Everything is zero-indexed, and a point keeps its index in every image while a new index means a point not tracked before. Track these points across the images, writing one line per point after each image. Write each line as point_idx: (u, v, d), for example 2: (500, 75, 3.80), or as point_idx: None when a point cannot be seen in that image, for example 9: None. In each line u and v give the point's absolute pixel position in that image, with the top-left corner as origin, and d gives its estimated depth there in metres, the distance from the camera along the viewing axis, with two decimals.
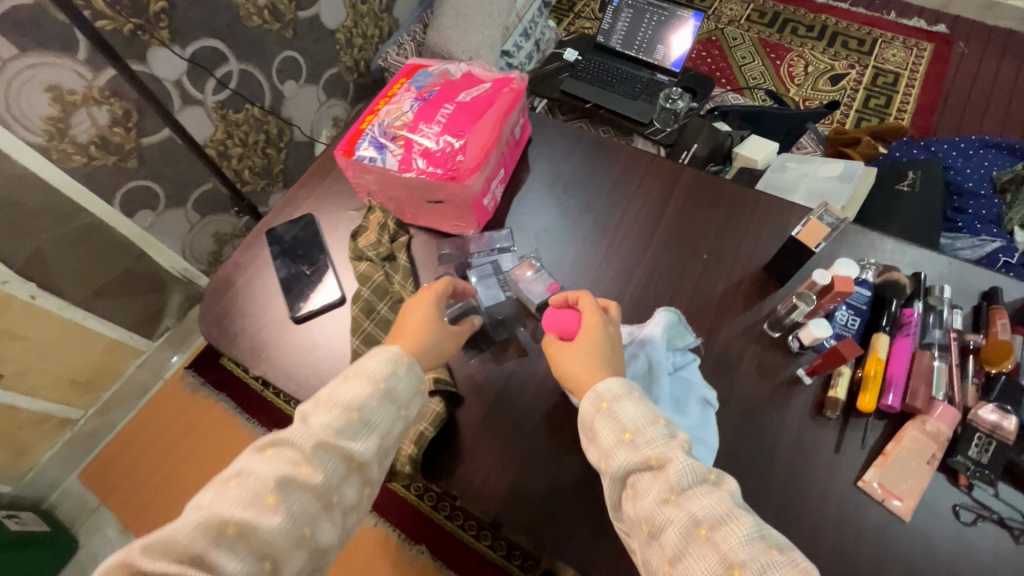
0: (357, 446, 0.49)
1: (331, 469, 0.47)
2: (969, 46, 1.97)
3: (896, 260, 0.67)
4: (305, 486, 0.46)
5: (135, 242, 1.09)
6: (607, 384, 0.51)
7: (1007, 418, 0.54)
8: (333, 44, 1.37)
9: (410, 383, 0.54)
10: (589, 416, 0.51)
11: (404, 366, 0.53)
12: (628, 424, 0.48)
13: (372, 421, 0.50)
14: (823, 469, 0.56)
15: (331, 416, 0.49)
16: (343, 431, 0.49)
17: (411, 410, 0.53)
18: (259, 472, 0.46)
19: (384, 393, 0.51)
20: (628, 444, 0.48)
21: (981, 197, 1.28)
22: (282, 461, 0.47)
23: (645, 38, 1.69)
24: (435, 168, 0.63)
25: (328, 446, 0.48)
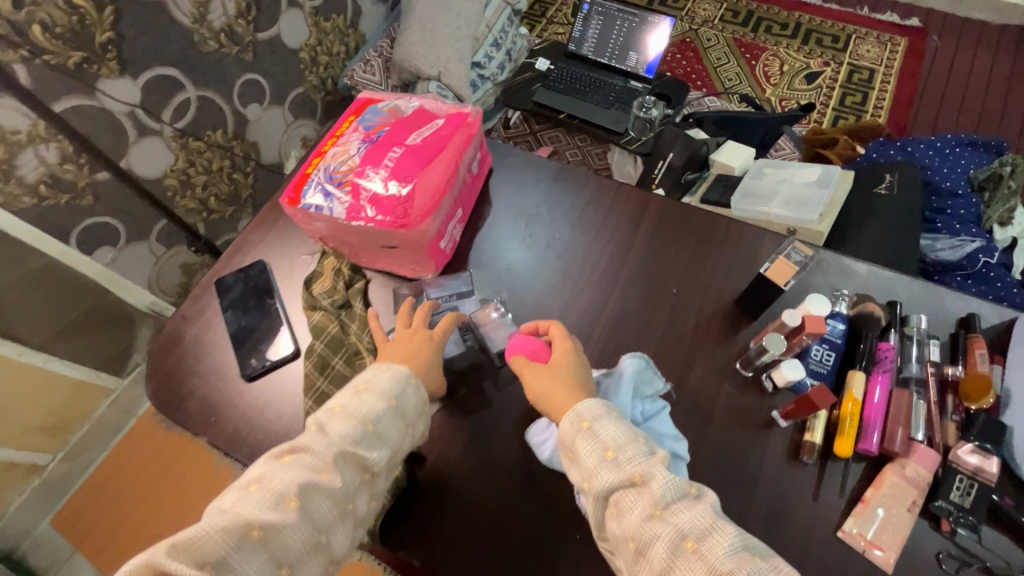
0: (372, 456, 0.51)
1: (347, 479, 0.49)
2: (942, 38, 1.96)
3: (871, 287, 0.65)
4: (325, 491, 0.47)
5: (97, 280, 1.04)
6: (585, 404, 0.50)
7: (988, 458, 0.52)
8: (297, 63, 1.33)
9: (417, 401, 0.56)
10: (568, 435, 0.50)
11: (413, 386, 0.56)
12: (610, 441, 0.48)
13: (385, 434, 0.52)
14: (803, 518, 0.54)
15: (347, 428, 0.51)
16: (360, 441, 0.51)
17: (418, 428, 0.55)
18: (280, 476, 0.47)
19: (396, 409, 0.54)
20: (610, 464, 0.47)
21: (959, 197, 1.25)
22: (303, 467, 0.48)
23: (617, 44, 1.67)
24: (384, 216, 0.60)
25: (347, 455, 0.50)
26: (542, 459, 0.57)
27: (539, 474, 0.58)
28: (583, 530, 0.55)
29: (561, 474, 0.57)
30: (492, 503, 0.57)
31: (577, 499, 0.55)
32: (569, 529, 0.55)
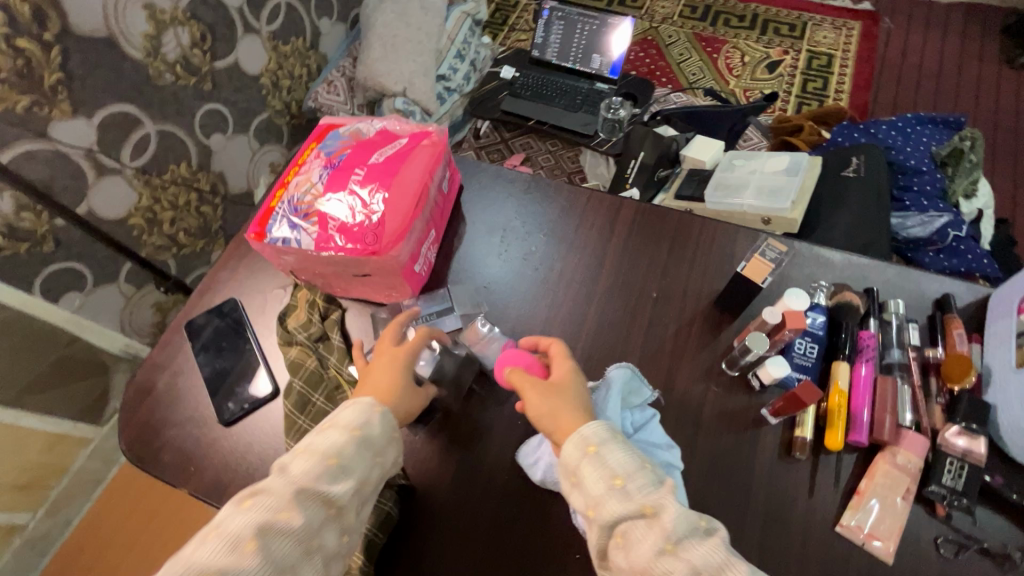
0: (336, 490, 0.47)
1: (309, 516, 0.45)
2: (894, 20, 2.01)
3: (847, 276, 0.65)
4: (284, 532, 0.43)
5: (65, 327, 1.01)
6: (592, 427, 0.48)
7: (976, 439, 0.52)
8: (258, 89, 1.30)
9: (384, 430, 0.52)
10: (573, 460, 0.47)
11: (378, 414, 0.52)
12: (619, 468, 0.45)
13: (350, 466, 0.49)
14: (801, 517, 0.53)
15: (309, 463, 0.48)
16: (321, 476, 0.47)
17: (389, 455, 0.52)
18: (238, 521, 0.43)
19: (360, 439, 0.50)
20: (619, 493, 0.44)
21: (924, 173, 1.28)
22: (261, 509, 0.44)
23: (580, 47, 1.68)
24: (354, 244, 0.59)
25: (308, 492, 0.46)
26: (535, 480, 0.55)
27: (534, 496, 0.56)
28: (582, 549, 0.54)
29: (556, 493, 0.56)
30: (487, 531, 0.55)
31: (574, 517, 0.54)
32: (569, 550, 0.54)
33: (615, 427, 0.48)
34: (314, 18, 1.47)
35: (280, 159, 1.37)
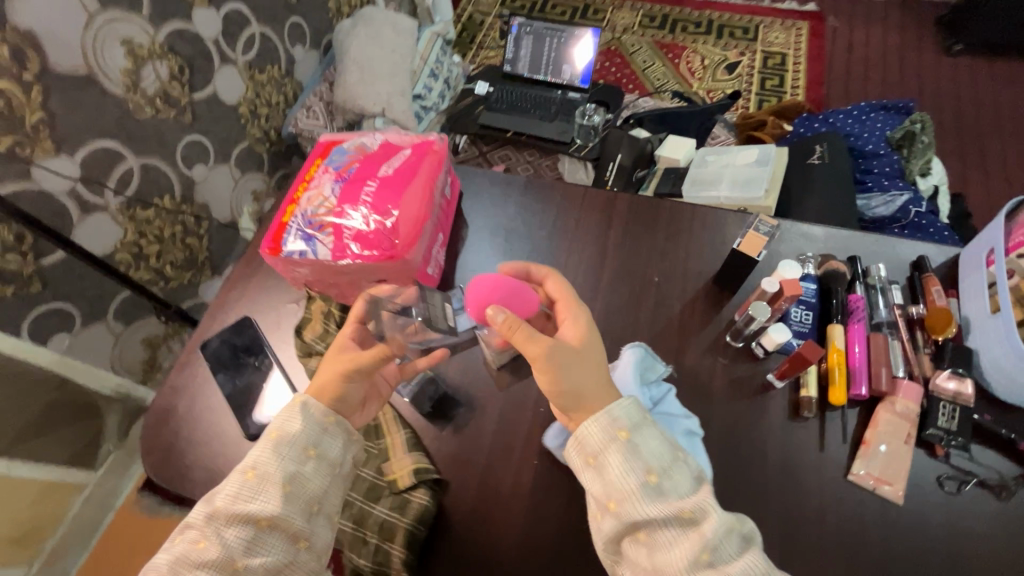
0: (255, 506, 0.46)
1: (230, 539, 0.45)
2: (838, 19, 2.14)
3: (832, 247, 0.70)
4: (204, 561, 0.44)
5: (55, 370, 0.98)
6: (622, 411, 0.47)
7: (964, 382, 0.57)
8: (236, 119, 1.27)
9: (312, 424, 0.51)
10: (599, 443, 0.47)
11: (296, 411, 0.51)
12: (653, 463, 0.45)
13: (269, 475, 0.48)
14: (815, 471, 0.57)
15: (231, 483, 0.48)
16: (241, 493, 0.47)
17: (320, 450, 0.50)
18: (170, 555, 0.46)
19: (278, 442, 0.49)
20: (653, 489, 0.44)
21: (882, 156, 1.37)
22: (187, 541, 0.46)
23: (551, 60, 1.74)
24: (371, 250, 0.61)
25: (223, 515, 0.46)
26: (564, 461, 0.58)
27: (564, 477, 0.58)
28: None
29: None
30: (522, 516, 0.56)
31: None
32: None
33: (645, 411, 0.48)
34: (287, 45, 1.41)
35: (262, 187, 1.38)
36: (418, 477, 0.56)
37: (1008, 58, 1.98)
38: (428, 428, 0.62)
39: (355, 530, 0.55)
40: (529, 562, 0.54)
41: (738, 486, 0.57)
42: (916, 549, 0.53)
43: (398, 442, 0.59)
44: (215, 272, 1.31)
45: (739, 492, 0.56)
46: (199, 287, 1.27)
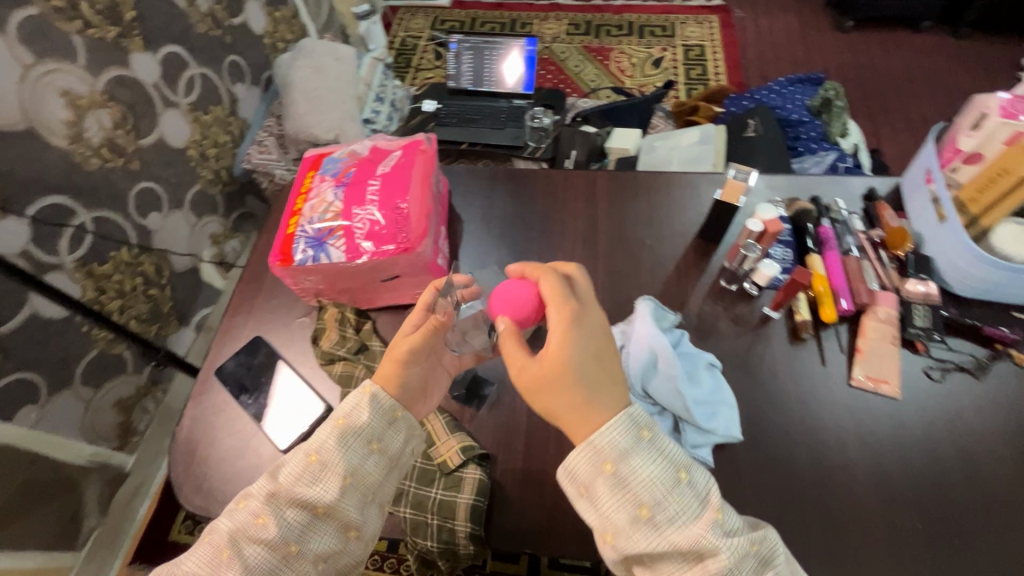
0: (315, 490, 0.48)
1: (289, 519, 0.47)
2: (742, 10, 2.35)
3: (795, 191, 0.78)
4: (259, 538, 0.46)
5: (26, 446, 0.90)
6: (608, 441, 0.42)
7: (930, 284, 0.65)
8: (186, 162, 1.21)
9: (379, 416, 0.52)
10: (586, 476, 0.43)
11: (366, 402, 0.52)
12: (646, 497, 0.42)
13: (331, 462, 0.49)
14: (823, 383, 0.63)
15: (292, 464, 0.50)
16: (304, 476, 0.49)
17: (384, 444, 0.52)
18: (229, 522, 0.48)
19: (345, 431, 0.51)
20: (647, 524, 0.41)
21: (806, 122, 1.51)
22: (247, 513, 0.48)
23: (493, 72, 1.79)
24: (384, 245, 0.63)
25: (284, 496, 0.48)
26: None
27: None
28: None
29: None
30: None
31: None
32: None
33: (637, 433, 0.43)
34: (228, 83, 1.32)
35: (219, 228, 1.34)
36: (467, 454, 0.59)
37: (892, 30, 2.22)
38: (464, 410, 0.64)
39: (415, 515, 0.59)
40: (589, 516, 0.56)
41: (760, 409, 0.62)
42: (921, 434, 0.59)
43: (438, 427, 0.62)
44: (182, 321, 1.25)
45: (762, 414, 0.61)
46: (167, 338, 1.21)
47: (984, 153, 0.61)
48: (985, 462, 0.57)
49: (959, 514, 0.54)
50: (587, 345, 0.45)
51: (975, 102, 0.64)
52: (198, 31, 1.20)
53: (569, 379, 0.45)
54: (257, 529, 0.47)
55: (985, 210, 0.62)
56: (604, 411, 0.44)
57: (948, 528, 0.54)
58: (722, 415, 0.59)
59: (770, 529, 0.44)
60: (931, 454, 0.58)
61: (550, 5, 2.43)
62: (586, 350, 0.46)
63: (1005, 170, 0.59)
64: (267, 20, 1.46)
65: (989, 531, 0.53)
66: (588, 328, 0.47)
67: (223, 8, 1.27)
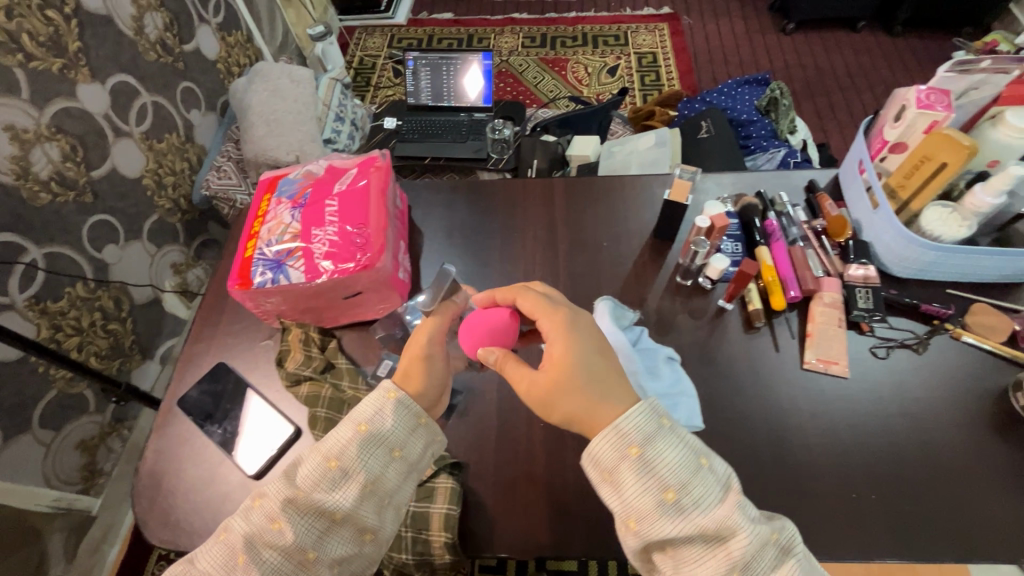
0: (336, 498, 0.47)
1: (306, 526, 0.47)
2: (690, 17, 2.44)
3: (741, 187, 0.82)
4: (276, 543, 0.46)
5: None
6: (635, 425, 0.43)
7: (869, 268, 0.69)
8: (142, 192, 1.18)
9: (402, 421, 0.50)
10: (611, 460, 0.43)
11: (389, 408, 0.50)
12: (672, 481, 0.42)
13: (352, 469, 0.48)
14: (778, 368, 0.65)
15: (312, 467, 0.48)
16: (322, 482, 0.47)
17: (406, 451, 0.50)
18: (245, 523, 0.47)
19: (367, 437, 0.49)
20: (673, 508, 0.42)
21: (756, 122, 1.57)
22: (264, 514, 0.47)
23: (450, 87, 1.79)
24: (344, 263, 0.63)
25: (302, 502, 0.47)
26: None
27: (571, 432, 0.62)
28: None
29: None
30: (544, 474, 0.60)
31: None
32: None
33: (660, 418, 0.44)
34: (182, 109, 1.30)
35: (181, 257, 1.32)
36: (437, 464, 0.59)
37: (831, 30, 2.34)
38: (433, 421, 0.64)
39: None
40: (562, 515, 0.57)
41: (720, 398, 0.64)
42: (872, 409, 0.62)
43: None
44: (145, 354, 1.22)
45: (722, 403, 0.63)
46: (130, 374, 1.18)
47: (906, 142, 0.66)
48: (931, 431, 0.60)
49: (913, 483, 0.57)
50: (588, 344, 0.48)
51: (895, 96, 0.68)
52: (148, 58, 1.18)
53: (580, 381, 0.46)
54: (274, 532, 0.46)
55: (911, 196, 0.67)
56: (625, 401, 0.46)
57: (902, 498, 0.56)
58: (684, 407, 0.61)
59: (788, 520, 0.44)
60: (883, 428, 0.60)
61: (505, 20, 2.48)
62: (587, 350, 0.48)
63: (928, 158, 0.63)
64: (220, 45, 1.45)
65: (940, 497, 0.56)
66: (583, 329, 0.49)
67: (173, 34, 1.26)
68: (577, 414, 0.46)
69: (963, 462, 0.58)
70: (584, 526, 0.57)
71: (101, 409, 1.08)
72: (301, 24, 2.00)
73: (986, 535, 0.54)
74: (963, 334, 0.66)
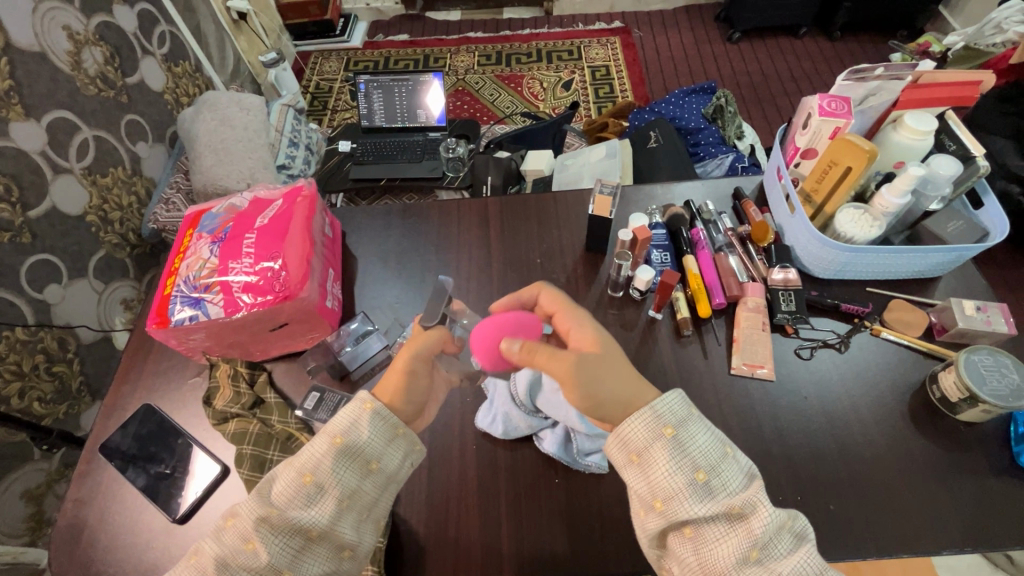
0: (311, 515, 0.45)
1: (279, 545, 0.44)
2: (641, 30, 2.50)
3: (669, 198, 0.85)
4: (250, 565, 0.43)
5: None
6: (671, 406, 0.44)
7: (789, 271, 0.70)
8: (86, 229, 1.11)
9: (379, 433, 0.48)
10: (643, 441, 0.44)
11: (366, 418, 0.48)
12: (703, 461, 0.43)
13: (328, 483, 0.46)
14: (707, 374, 0.66)
15: (287, 483, 0.46)
16: (297, 498, 0.45)
17: (385, 461, 0.48)
18: (217, 545, 0.45)
19: (343, 450, 0.47)
20: (702, 488, 0.42)
21: (703, 129, 1.59)
22: (237, 535, 0.45)
23: (404, 107, 1.73)
24: (263, 296, 0.63)
25: (275, 521, 0.44)
26: (500, 436, 0.62)
27: (501, 451, 0.63)
28: (559, 474, 0.61)
29: (518, 438, 0.63)
30: (476, 496, 0.60)
31: (541, 446, 0.62)
32: (548, 477, 0.61)
33: (693, 404, 0.45)
34: (127, 142, 1.24)
35: (132, 293, 1.24)
36: None
37: (774, 37, 2.42)
38: None
39: None
40: (493, 537, 0.57)
41: None
42: (794, 409, 0.63)
43: None
44: (97, 397, 1.12)
45: None
46: (78, 418, 1.07)
47: (815, 148, 0.69)
48: (852, 426, 0.62)
49: (835, 482, 0.58)
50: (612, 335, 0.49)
51: (803, 103, 0.70)
52: (88, 93, 1.12)
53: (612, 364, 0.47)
54: (249, 554, 0.44)
55: (826, 199, 0.69)
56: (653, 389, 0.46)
57: (826, 495, 0.57)
58: None
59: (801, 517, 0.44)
60: (806, 429, 0.62)
61: (461, 39, 2.50)
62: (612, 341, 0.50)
63: (834, 162, 0.65)
64: (167, 76, 1.41)
65: (862, 494, 0.57)
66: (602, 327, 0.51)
67: (115, 68, 1.20)
68: (615, 398, 0.45)
69: (883, 455, 0.59)
70: (514, 545, 0.57)
71: (47, 454, 0.98)
72: (252, 51, 2.00)
73: (908, 527, 0.55)
74: (882, 331, 0.68)
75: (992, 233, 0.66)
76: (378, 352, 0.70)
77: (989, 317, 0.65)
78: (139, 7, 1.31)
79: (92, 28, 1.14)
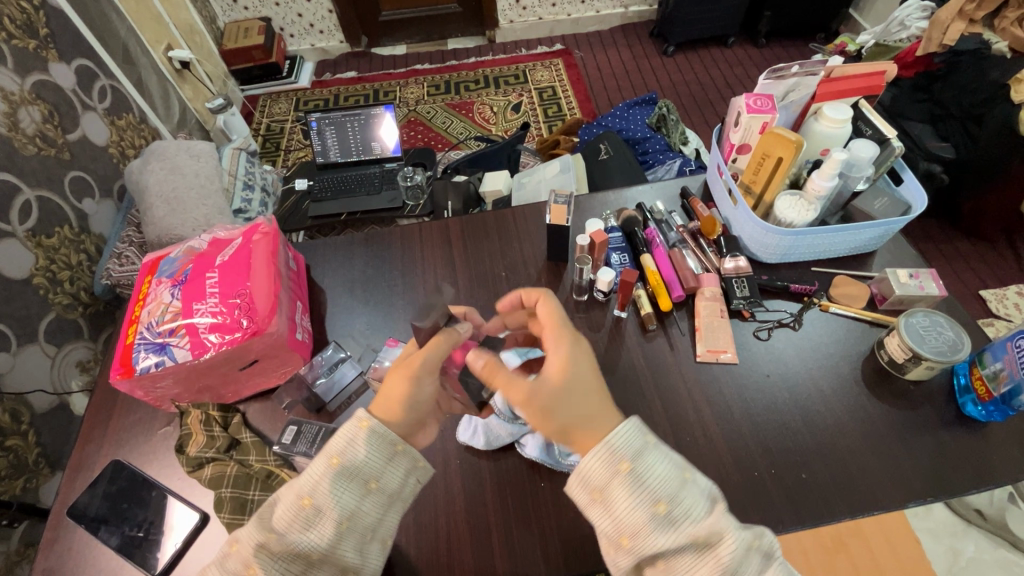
0: (311, 538, 0.44)
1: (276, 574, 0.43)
2: (581, 51, 2.61)
3: (622, 203, 0.89)
4: None
5: None
6: (623, 440, 0.44)
7: (739, 259, 0.75)
8: (33, 292, 1.06)
9: (378, 452, 0.47)
10: (603, 477, 0.44)
11: (362, 438, 0.47)
12: (662, 493, 0.42)
13: (327, 504, 0.45)
14: (675, 365, 0.69)
15: (286, 506, 0.45)
16: (296, 522, 0.44)
17: (384, 480, 0.48)
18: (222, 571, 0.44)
19: (340, 471, 0.46)
20: (664, 521, 0.42)
21: (650, 138, 1.64)
22: (238, 562, 0.44)
23: (358, 141, 1.72)
24: (231, 334, 0.63)
25: (274, 546, 0.44)
26: (483, 447, 0.63)
27: (486, 464, 0.63)
28: (544, 478, 0.62)
29: (501, 450, 0.64)
30: (465, 513, 0.60)
31: (523, 452, 0.63)
32: (535, 483, 0.61)
33: (646, 434, 0.44)
34: (72, 199, 1.20)
35: (88, 354, 1.18)
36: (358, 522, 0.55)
37: (706, 49, 2.56)
38: None
39: None
40: (485, 550, 0.57)
41: (627, 403, 0.66)
42: (759, 388, 0.66)
43: None
44: (56, 468, 1.04)
45: (630, 406, 0.66)
46: (37, 491, 1.00)
47: (748, 143, 0.74)
48: (813, 397, 0.65)
49: (804, 452, 0.61)
50: (586, 366, 0.48)
51: (733, 104, 0.75)
52: (27, 153, 1.08)
53: (575, 394, 0.46)
54: None
55: (764, 188, 0.73)
56: (608, 421, 0.46)
57: (798, 464, 0.60)
58: None
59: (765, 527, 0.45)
60: (772, 405, 0.65)
61: (408, 72, 2.55)
62: (585, 366, 0.48)
63: (766, 155, 0.70)
64: (110, 129, 1.39)
65: (829, 461, 0.60)
66: (581, 355, 0.49)
67: (54, 126, 1.17)
68: (566, 428, 0.46)
69: (844, 421, 0.63)
70: (506, 554, 0.57)
71: (5, 534, 0.89)
72: (198, 98, 1.99)
73: (875, 486, 0.58)
74: (830, 306, 0.73)
75: (915, 206, 0.72)
76: (353, 386, 0.70)
77: (922, 282, 0.70)
78: (76, 63, 1.29)
79: (28, 87, 1.12)
